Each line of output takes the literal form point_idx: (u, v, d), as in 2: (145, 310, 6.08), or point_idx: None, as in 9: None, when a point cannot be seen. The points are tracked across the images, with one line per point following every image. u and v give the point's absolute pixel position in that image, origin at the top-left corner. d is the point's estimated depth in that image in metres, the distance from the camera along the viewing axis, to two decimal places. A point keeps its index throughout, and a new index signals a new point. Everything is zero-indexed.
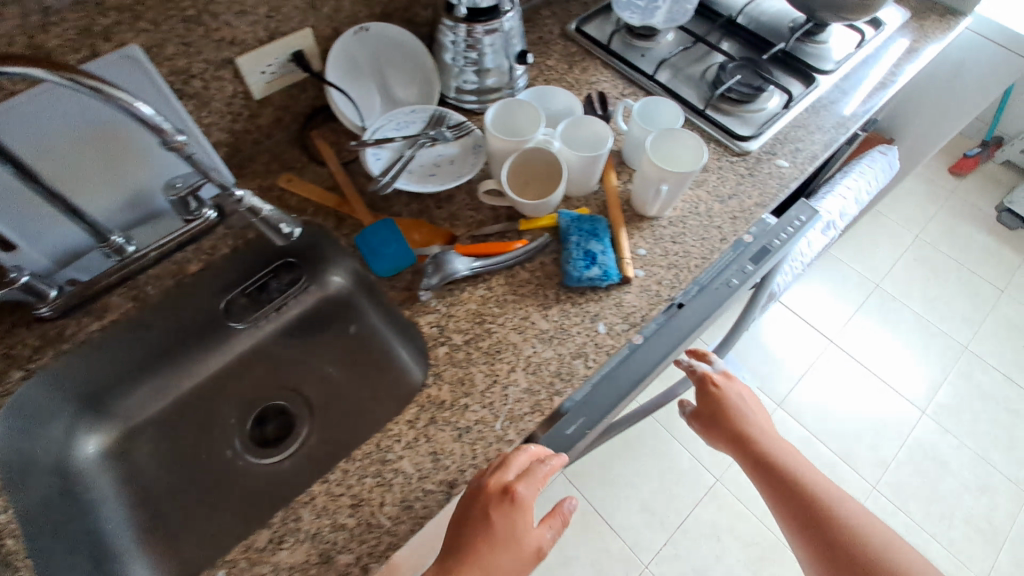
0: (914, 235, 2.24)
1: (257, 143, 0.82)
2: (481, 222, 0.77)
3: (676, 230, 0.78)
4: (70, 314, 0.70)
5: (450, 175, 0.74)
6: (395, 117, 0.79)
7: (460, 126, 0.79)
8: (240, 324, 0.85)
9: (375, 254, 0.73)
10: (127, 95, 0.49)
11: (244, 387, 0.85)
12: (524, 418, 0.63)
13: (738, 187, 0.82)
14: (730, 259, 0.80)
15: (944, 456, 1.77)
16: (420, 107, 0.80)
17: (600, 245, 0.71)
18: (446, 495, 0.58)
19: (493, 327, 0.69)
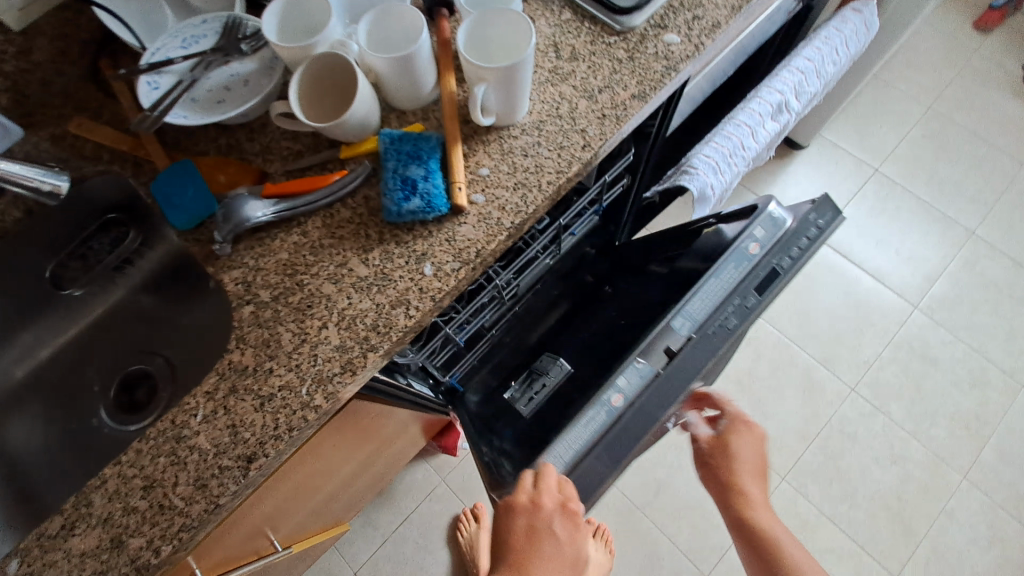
0: (926, 107, 1.95)
1: (49, 86, 0.72)
2: (299, 153, 0.66)
3: (530, 140, 0.64)
4: None
5: (236, 103, 0.63)
6: (178, 33, 0.68)
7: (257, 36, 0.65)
8: (77, 291, 0.79)
9: (171, 204, 0.63)
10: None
11: (114, 350, 0.81)
12: (334, 380, 0.56)
13: (611, 76, 0.67)
14: (731, 291, 0.68)
15: (936, 352, 1.65)
16: (211, 17, 0.68)
17: (422, 170, 0.60)
18: (244, 472, 0.53)
19: (306, 279, 0.60)
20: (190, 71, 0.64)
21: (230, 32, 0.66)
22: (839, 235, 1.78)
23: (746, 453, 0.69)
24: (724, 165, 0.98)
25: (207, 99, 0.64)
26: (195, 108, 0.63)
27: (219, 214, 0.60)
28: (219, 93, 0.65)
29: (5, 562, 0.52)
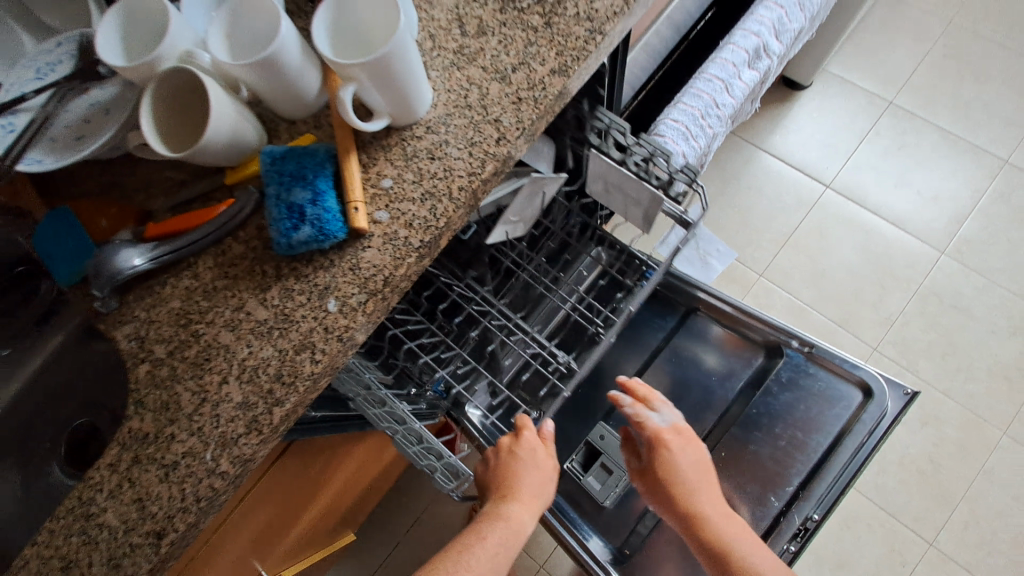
0: (946, 22, 1.73)
1: None
2: (184, 183, 0.58)
3: (437, 138, 0.55)
4: None
5: (94, 139, 0.55)
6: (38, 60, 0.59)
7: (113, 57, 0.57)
8: None
9: (51, 255, 0.57)
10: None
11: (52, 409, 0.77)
12: (238, 442, 0.50)
13: (526, 49, 0.56)
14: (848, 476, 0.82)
15: (968, 299, 1.51)
16: (64, 37, 0.59)
17: (308, 192, 0.51)
18: (155, 549, 0.49)
19: (201, 328, 0.54)
20: (46, 107, 0.57)
21: (86, 56, 0.58)
22: (852, 180, 1.62)
23: (710, 488, 0.74)
24: (696, 129, 0.86)
25: (66, 136, 0.56)
26: (53, 150, 0.56)
27: (92, 261, 0.53)
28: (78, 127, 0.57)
29: None
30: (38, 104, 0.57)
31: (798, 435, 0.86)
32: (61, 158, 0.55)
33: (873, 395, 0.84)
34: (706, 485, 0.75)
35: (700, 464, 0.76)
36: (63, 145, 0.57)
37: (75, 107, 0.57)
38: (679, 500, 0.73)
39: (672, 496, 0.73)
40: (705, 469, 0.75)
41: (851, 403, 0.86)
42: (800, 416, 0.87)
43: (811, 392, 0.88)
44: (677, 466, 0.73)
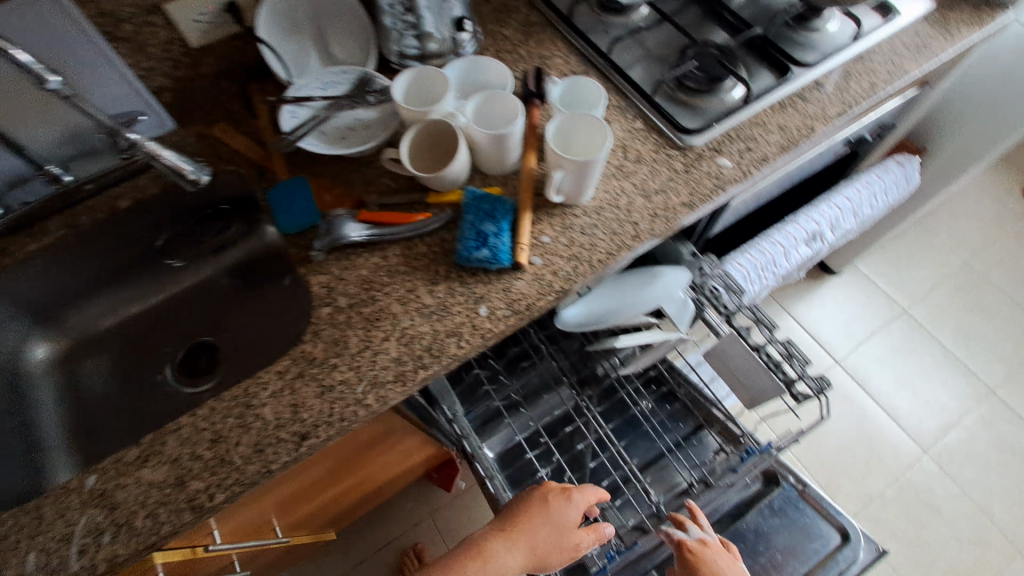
0: (961, 260, 2.02)
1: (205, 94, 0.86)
2: (393, 191, 0.78)
3: (590, 220, 0.75)
4: (14, 233, 0.76)
5: (355, 141, 0.74)
6: (324, 76, 0.81)
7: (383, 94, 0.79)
8: (174, 263, 0.89)
9: (282, 208, 0.75)
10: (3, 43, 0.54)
11: (179, 322, 0.91)
12: (386, 386, 0.65)
13: (667, 182, 0.77)
14: None
15: (939, 502, 1.64)
16: (349, 68, 0.81)
17: (494, 227, 0.70)
18: (296, 446, 0.62)
19: (378, 295, 0.71)
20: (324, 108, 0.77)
21: (359, 85, 0.80)
22: (857, 364, 1.82)
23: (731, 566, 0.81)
24: (755, 277, 1.06)
25: (333, 131, 0.75)
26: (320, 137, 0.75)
27: (323, 226, 0.72)
28: (340, 132, 0.75)
29: (86, 477, 0.61)
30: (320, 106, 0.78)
31: (776, 556, 0.98)
32: (327, 145, 0.74)
33: (850, 541, 0.96)
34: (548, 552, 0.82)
35: (563, 525, 0.82)
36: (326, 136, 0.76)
37: (344, 116, 0.77)
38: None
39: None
40: (556, 548, 0.82)
41: (829, 542, 0.98)
42: (781, 540, 0.99)
43: (796, 524, 1.00)
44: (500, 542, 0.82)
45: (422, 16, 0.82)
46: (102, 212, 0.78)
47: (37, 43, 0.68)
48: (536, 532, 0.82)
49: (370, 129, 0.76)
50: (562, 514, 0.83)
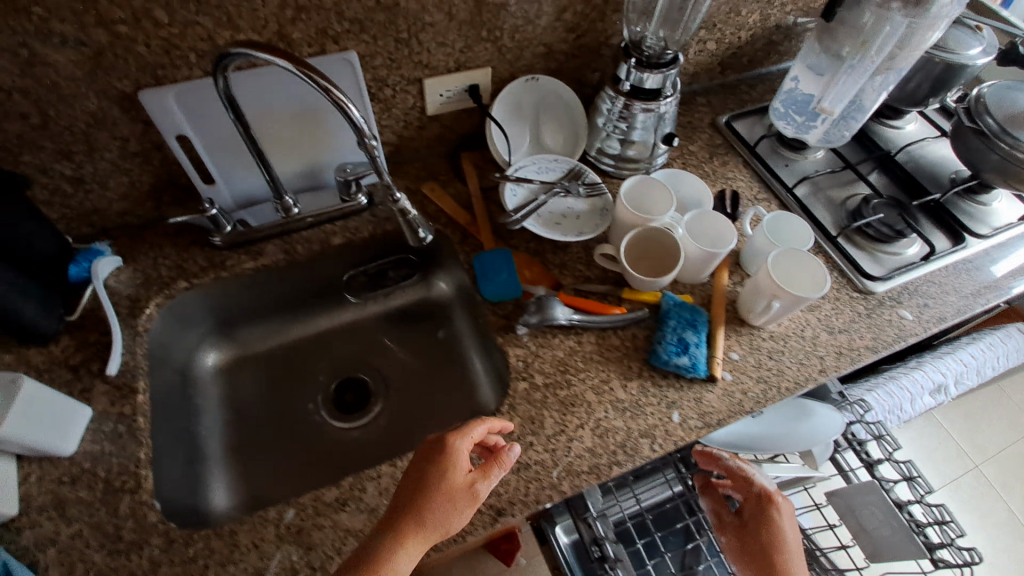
0: None
1: (417, 150, 0.93)
2: (588, 278, 0.81)
3: (777, 346, 0.78)
4: (234, 248, 0.81)
5: (569, 228, 0.79)
6: (540, 160, 0.86)
7: (595, 188, 0.84)
8: (350, 298, 0.92)
9: (487, 276, 0.79)
10: (344, 97, 0.59)
11: (335, 352, 0.92)
12: (581, 475, 0.66)
13: (851, 322, 0.81)
14: None
15: None
16: (562, 158, 0.86)
17: (696, 338, 0.73)
18: (492, 520, 0.62)
19: (573, 380, 0.73)
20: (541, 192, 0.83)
21: (571, 176, 0.85)
22: None
23: (791, 519, 0.75)
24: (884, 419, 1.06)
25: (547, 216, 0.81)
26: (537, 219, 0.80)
27: (533, 303, 0.75)
28: (555, 217, 0.81)
29: (283, 510, 0.62)
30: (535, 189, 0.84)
31: None
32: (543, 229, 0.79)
33: None
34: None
35: (437, 487, 0.57)
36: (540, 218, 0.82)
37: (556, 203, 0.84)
38: (763, 556, 0.72)
39: (761, 552, 0.72)
40: (427, 523, 0.56)
41: None
42: None
43: None
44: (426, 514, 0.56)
45: (638, 126, 0.87)
46: (315, 245, 0.83)
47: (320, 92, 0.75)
48: (431, 511, 0.56)
49: (581, 220, 0.81)
50: (427, 496, 0.57)
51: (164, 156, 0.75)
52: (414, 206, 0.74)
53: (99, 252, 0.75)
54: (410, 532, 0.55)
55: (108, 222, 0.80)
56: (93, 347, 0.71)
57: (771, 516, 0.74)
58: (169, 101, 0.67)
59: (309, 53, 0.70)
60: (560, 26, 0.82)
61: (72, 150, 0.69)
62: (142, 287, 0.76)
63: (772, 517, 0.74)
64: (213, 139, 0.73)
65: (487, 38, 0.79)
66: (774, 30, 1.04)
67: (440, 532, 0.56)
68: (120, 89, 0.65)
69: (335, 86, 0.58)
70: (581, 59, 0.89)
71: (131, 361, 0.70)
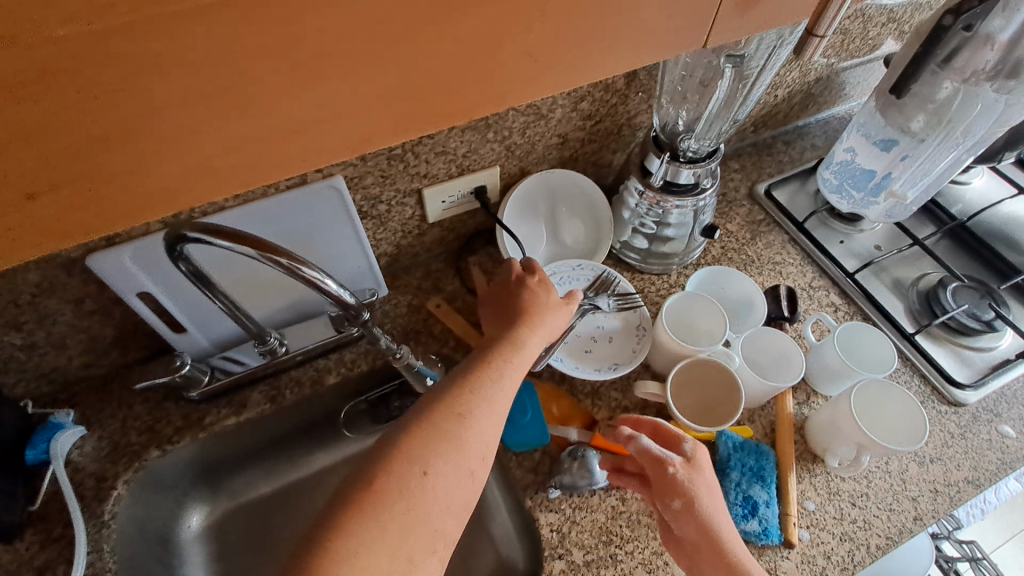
0: None
1: (418, 256, 0.82)
2: (627, 410, 0.69)
3: (860, 488, 0.64)
4: (213, 401, 0.71)
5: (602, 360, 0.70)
6: (562, 269, 0.75)
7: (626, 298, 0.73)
8: (349, 432, 0.81)
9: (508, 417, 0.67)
10: (325, 274, 0.47)
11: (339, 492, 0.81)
12: None
13: (945, 447, 0.68)
14: None
15: None
16: (587, 263, 0.74)
17: (765, 493, 0.60)
18: None
19: (620, 554, 0.60)
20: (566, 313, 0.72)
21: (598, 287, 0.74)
22: None
23: (709, 491, 0.54)
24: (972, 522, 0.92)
25: (576, 344, 0.71)
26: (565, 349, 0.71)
27: (573, 461, 0.64)
28: (584, 343, 0.71)
29: None
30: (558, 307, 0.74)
31: None
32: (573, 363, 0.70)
33: None
34: (486, 428, 0.48)
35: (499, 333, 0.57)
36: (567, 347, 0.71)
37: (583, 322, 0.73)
38: (701, 547, 0.52)
39: (704, 548, 0.52)
40: (500, 362, 0.53)
41: None
42: None
43: None
44: (493, 353, 0.54)
45: (672, 222, 0.75)
46: (307, 387, 0.72)
47: (301, 226, 0.65)
48: (496, 349, 0.55)
49: (614, 344, 0.71)
50: (505, 333, 0.57)
51: (126, 309, 0.65)
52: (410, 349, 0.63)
53: (58, 426, 0.66)
54: (476, 368, 0.52)
55: (70, 378, 0.70)
56: (57, 543, 0.61)
57: (688, 500, 0.53)
58: (125, 260, 0.57)
59: (287, 186, 0.61)
60: (577, 114, 0.72)
61: (19, 320, 0.60)
62: (108, 460, 0.66)
63: (685, 503, 0.52)
64: (182, 288, 0.63)
65: (493, 139, 0.69)
66: (813, 83, 0.92)
67: (519, 359, 0.55)
68: (67, 254, 0.56)
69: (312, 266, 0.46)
70: (599, 144, 0.78)
71: (96, 562, 0.60)
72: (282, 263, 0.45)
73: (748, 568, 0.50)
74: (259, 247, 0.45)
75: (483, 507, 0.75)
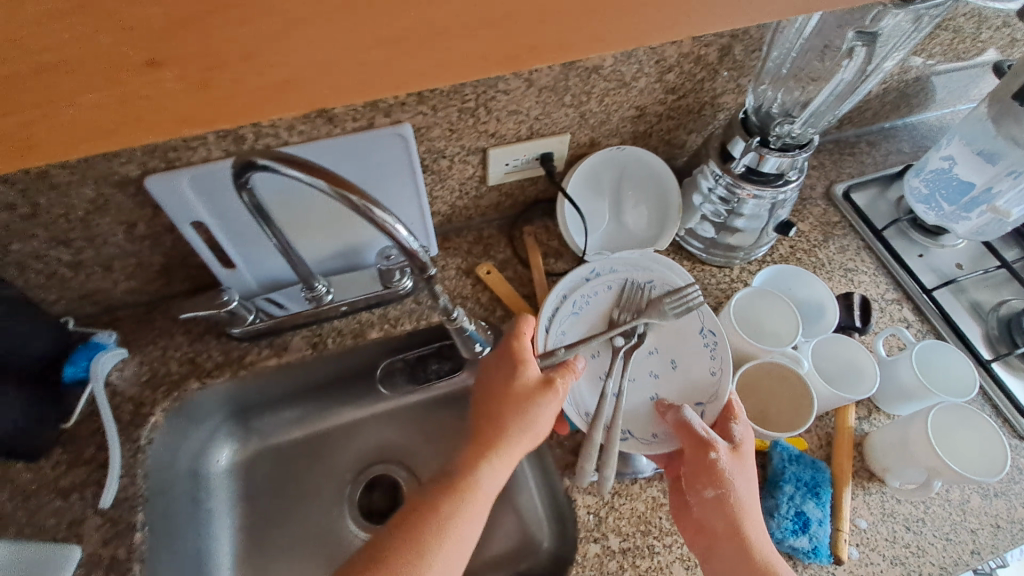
0: None
1: (472, 220, 0.79)
2: None
3: (917, 513, 0.61)
4: (254, 340, 0.70)
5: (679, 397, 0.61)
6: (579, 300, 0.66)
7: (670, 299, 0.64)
8: (385, 388, 0.80)
9: None
10: (396, 221, 0.44)
11: (366, 447, 0.81)
12: None
13: (1011, 482, 0.63)
14: None
15: None
16: (602, 276, 0.66)
17: (818, 511, 0.58)
18: None
19: (658, 546, 0.58)
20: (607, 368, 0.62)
21: (623, 302, 0.66)
22: None
23: (749, 486, 0.54)
24: None
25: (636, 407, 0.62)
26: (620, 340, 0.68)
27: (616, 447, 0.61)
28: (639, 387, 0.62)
29: None
30: (593, 347, 0.64)
31: None
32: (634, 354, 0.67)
33: None
34: None
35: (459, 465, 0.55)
36: (627, 419, 0.60)
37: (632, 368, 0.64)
38: (721, 536, 0.53)
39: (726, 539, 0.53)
40: (451, 535, 0.51)
41: None
42: None
43: None
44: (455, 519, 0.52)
45: (745, 212, 0.71)
46: (349, 338, 0.71)
47: (361, 167, 0.62)
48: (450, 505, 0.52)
49: (680, 370, 0.63)
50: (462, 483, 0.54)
51: (177, 237, 0.64)
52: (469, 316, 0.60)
53: (100, 346, 0.65)
54: (433, 527, 0.51)
55: (115, 300, 0.70)
56: (88, 465, 0.61)
57: (722, 490, 0.53)
58: (183, 186, 0.56)
59: (353, 128, 0.58)
60: (660, 87, 0.67)
61: (70, 236, 0.59)
62: (148, 386, 0.66)
63: (720, 494, 0.53)
64: (235, 224, 0.62)
65: (569, 104, 0.65)
66: (909, 83, 0.85)
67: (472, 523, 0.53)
68: (124, 174, 0.54)
69: (381, 205, 0.43)
70: (677, 122, 0.74)
71: (130, 485, 0.60)
72: (354, 199, 0.43)
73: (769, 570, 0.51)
74: (332, 182, 0.43)
75: (514, 484, 0.74)
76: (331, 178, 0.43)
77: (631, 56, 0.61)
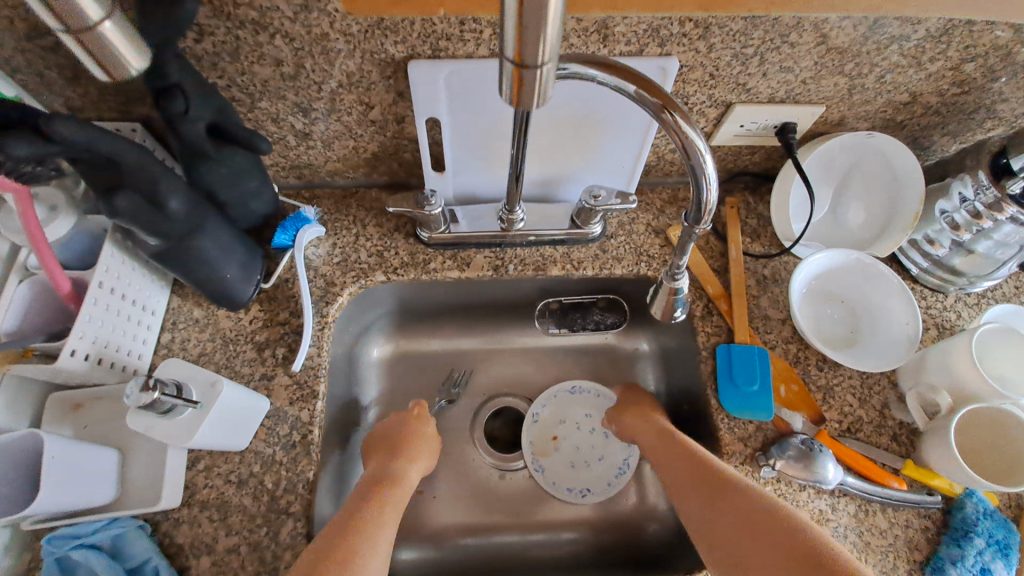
0: None
1: (670, 177, 0.74)
2: (859, 421, 0.63)
3: None
4: (439, 248, 0.70)
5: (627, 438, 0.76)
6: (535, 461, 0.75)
7: (558, 404, 0.77)
8: (537, 325, 0.80)
9: (731, 378, 0.63)
10: (704, 148, 0.43)
11: (501, 376, 0.80)
12: None
13: None
14: None
15: None
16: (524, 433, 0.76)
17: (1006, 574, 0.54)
18: None
19: None
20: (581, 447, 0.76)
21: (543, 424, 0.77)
22: None
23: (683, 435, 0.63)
24: None
25: (610, 469, 0.74)
26: (817, 338, 0.65)
27: (798, 447, 0.59)
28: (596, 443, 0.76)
29: None
30: (569, 466, 0.75)
31: None
32: (834, 358, 0.63)
33: None
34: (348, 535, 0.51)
35: (347, 522, 0.52)
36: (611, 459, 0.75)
37: (567, 453, 0.75)
38: (697, 470, 0.56)
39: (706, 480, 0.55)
40: (369, 547, 0.50)
41: None
42: None
43: None
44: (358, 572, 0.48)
45: (996, 236, 0.63)
46: (529, 269, 0.69)
47: (606, 95, 0.59)
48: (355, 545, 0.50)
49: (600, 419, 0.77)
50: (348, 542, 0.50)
51: (399, 130, 0.63)
52: (688, 279, 0.58)
53: (306, 220, 0.66)
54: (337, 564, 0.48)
55: (317, 179, 0.71)
56: (281, 327, 0.64)
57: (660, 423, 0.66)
58: (440, 79, 0.54)
59: (622, 53, 0.54)
60: (950, 76, 0.59)
61: (313, 106, 0.59)
62: (338, 268, 0.68)
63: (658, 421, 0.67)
64: (465, 128, 0.61)
65: (846, 73, 0.58)
66: None
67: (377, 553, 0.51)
68: (391, 53, 0.53)
69: (683, 109, 0.43)
70: (940, 119, 0.65)
71: (317, 356, 0.63)
72: (659, 104, 0.43)
73: (768, 501, 0.51)
74: (641, 84, 0.42)
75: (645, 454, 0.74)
76: (639, 79, 0.43)
77: (943, 32, 0.54)
